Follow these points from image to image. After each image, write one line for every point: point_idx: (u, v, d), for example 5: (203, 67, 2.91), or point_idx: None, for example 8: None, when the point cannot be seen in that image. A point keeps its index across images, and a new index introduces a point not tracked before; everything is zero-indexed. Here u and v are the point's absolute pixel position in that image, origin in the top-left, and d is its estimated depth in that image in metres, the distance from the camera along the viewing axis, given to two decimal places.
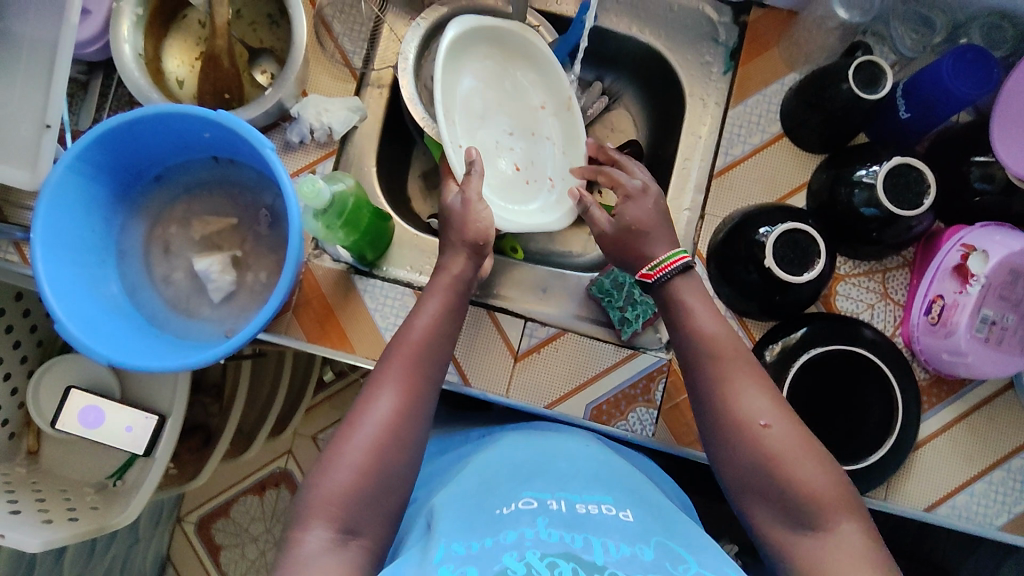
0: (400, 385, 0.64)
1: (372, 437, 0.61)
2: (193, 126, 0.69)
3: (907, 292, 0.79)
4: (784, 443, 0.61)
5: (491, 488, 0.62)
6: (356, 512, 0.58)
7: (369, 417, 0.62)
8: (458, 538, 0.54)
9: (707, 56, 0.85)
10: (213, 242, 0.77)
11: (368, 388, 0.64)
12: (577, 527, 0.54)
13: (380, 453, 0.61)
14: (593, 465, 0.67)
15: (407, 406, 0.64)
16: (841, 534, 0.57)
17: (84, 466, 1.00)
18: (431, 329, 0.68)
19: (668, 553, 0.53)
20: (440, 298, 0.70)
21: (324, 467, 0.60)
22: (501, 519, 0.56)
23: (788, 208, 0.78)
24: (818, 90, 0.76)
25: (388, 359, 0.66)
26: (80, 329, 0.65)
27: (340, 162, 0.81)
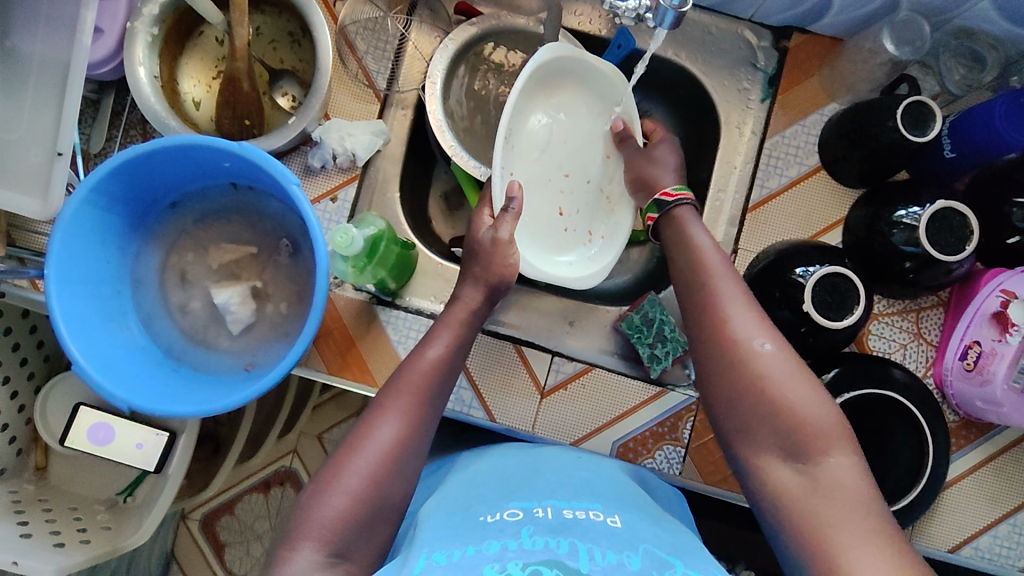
0: (402, 415, 0.61)
1: (372, 464, 0.58)
2: (211, 156, 0.67)
3: (940, 332, 0.78)
4: (782, 376, 0.57)
5: (476, 496, 0.58)
6: (348, 535, 0.55)
7: (375, 442, 0.59)
8: (439, 545, 0.49)
9: (745, 82, 0.84)
10: (231, 271, 0.76)
11: (369, 413, 0.61)
12: (563, 533, 0.50)
13: (385, 481, 0.58)
14: (585, 474, 0.63)
15: (409, 436, 0.60)
16: (830, 466, 0.53)
17: (94, 481, 0.98)
18: (445, 359, 0.66)
19: (655, 560, 0.49)
20: (452, 330, 0.68)
21: (316, 491, 0.56)
22: (484, 527, 0.52)
23: (824, 246, 0.75)
24: (864, 124, 0.74)
25: (394, 386, 0.63)
26: (97, 371, 0.63)
27: (363, 186, 0.78)
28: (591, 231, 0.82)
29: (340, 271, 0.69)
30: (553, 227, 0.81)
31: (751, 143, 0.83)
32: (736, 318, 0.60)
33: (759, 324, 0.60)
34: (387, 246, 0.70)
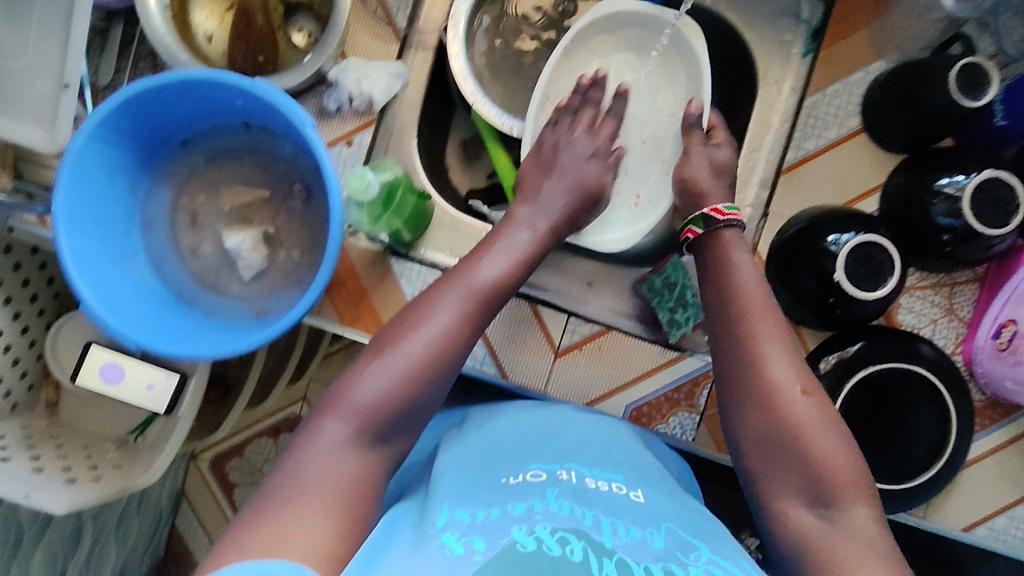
0: (456, 313, 0.59)
1: (414, 357, 0.56)
2: (223, 93, 0.64)
3: (973, 309, 0.75)
4: (812, 423, 0.56)
5: (497, 453, 0.58)
6: (382, 420, 0.54)
7: (423, 334, 0.57)
8: (462, 503, 0.50)
9: (786, 34, 0.80)
10: (243, 216, 0.73)
11: (417, 304, 0.60)
12: (586, 502, 0.51)
13: (426, 380, 0.56)
14: (608, 436, 0.62)
15: (457, 334, 0.58)
16: (851, 514, 0.53)
17: (105, 419, 0.98)
18: (505, 278, 0.63)
19: (679, 539, 0.49)
20: (514, 244, 0.66)
21: (355, 372, 0.56)
22: (506, 488, 0.53)
23: (859, 213, 0.72)
24: (912, 87, 0.70)
25: (449, 282, 0.61)
26: (107, 310, 0.61)
27: (379, 132, 0.74)
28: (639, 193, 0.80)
29: (355, 220, 0.67)
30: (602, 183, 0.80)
31: (789, 103, 0.79)
32: (774, 362, 0.59)
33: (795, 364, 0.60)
34: (403, 195, 0.68)
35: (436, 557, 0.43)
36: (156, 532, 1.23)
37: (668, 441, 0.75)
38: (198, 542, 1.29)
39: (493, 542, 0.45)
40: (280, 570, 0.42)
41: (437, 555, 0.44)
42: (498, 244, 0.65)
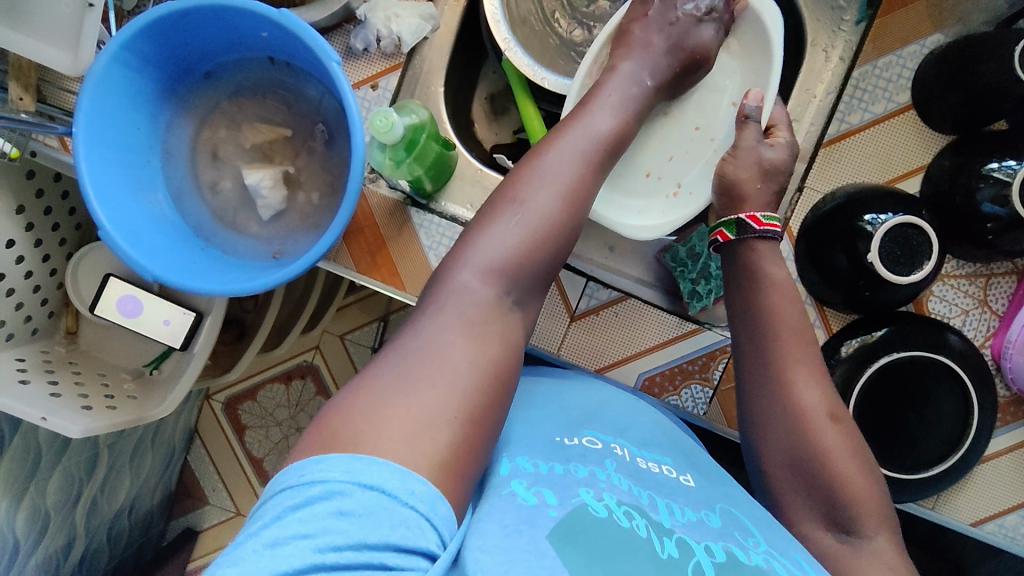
0: (581, 161, 0.57)
1: (543, 205, 0.54)
2: (249, 23, 0.62)
3: (1008, 302, 0.72)
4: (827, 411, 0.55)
5: (550, 415, 0.57)
6: (514, 272, 0.53)
7: (551, 181, 0.55)
8: (524, 456, 0.50)
9: (842, 0, 0.76)
10: (264, 153, 0.73)
11: (535, 155, 0.58)
12: (644, 482, 0.50)
13: (557, 228, 0.55)
14: (651, 420, 0.61)
15: (579, 184, 0.57)
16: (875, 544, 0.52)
17: (122, 351, 1.00)
18: (619, 131, 0.61)
19: (735, 522, 0.49)
20: (626, 101, 0.63)
21: (483, 224, 0.54)
22: (565, 449, 0.51)
23: (899, 193, 0.68)
24: (969, 63, 0.66)
25: (566, 132, 0.59)
26: (126, 240, 0.61)
27: (406, 76, 0.72)
28: (680, 183, 0.72)
29: (376, 162, 0.65)
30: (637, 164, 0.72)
31: (838, 70, 0.76)
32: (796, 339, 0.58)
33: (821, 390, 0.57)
34: (427, 141, 0.66)
35: (509, 511, 0.43)
36: (168, 465, 1.25)
37: (678, 413, 0.74)
38: (208, 478, 1.32)
39: (563, 499, 0.45)
40: (424, 494, 0.39)
41: (510, 505, 0.44)
42: (609, 94, 0.63)
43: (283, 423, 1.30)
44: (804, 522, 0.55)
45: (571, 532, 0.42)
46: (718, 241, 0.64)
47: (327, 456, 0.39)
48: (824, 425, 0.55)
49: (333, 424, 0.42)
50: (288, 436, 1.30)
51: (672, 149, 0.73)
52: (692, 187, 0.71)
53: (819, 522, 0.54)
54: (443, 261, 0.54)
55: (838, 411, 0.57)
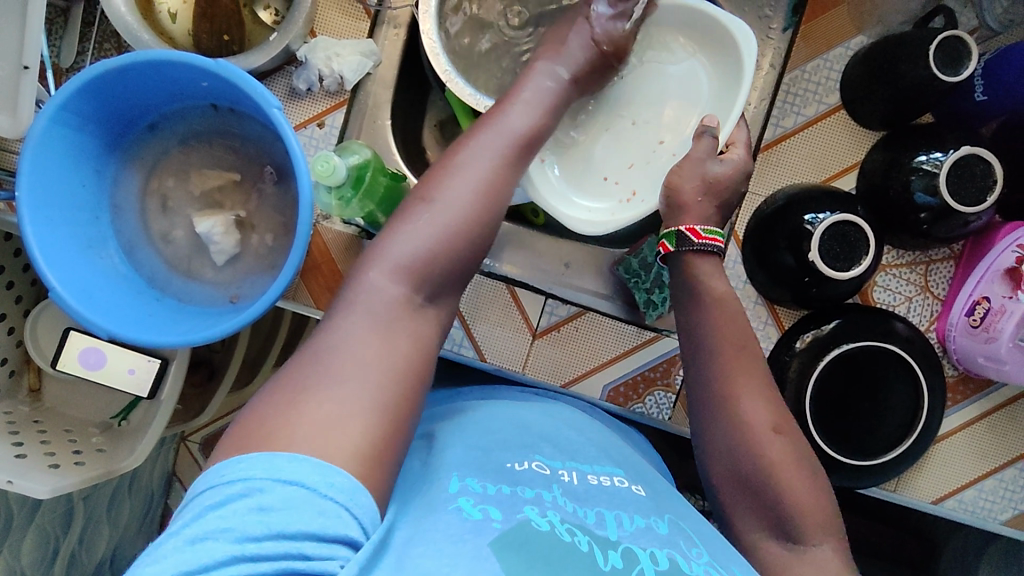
0: (495, 155, 0.57)
1: (454, 208, 0.53)
2: (189, 74, 0.62)
3: (948, 286, 0.75)
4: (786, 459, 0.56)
5: (497, 437, 0.56)
6: (425, 279, 0.52)
7: (465, 182, 0.55)
8: (471, 475, 0.49)
9: (767, 9, 0.79)
10: (214, 200, 0.73)
11: (451, 156, 0.57)
12: (589, 502, 0.50)
13: (467, 234, 0.54)
14: (599, 438, 0.62)
15: (493, 187, 0.56)
16: (816, 552, 0.54)
17: (89, 404, 0.98)
18: (535, 125, 0.61)
19: (680, 532, 0.50)
20: (540, 87, 0.64)
21: (398, 220, 0.53)
22: (512, 472, 0.51)
23: (837, 191, 0.71)
24: (890, 63, 0.69)
25: (480, 131, 0.59)
26: (77, 298, 0.61)
27: (352, 113, 0.74)
28: (636, 191, 0.73)
29: (324, 203, 0.66)
30: (595, 168, 0.75)
31: (769, 77, 0.78)
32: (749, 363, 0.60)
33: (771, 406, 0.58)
34: (373, 177, 0.67)
35: (456, 524, 0.43)
36: (149, 510, 1.23)
37: (645, 420, 0.75)
38: None
39: (510, 515, 0.45)
40: (344, 484, 0.41)
41: (456, 518, 0.44)
42: (526, 93, 0.63)
43: None
44: (764, 521, 0.56)
45: (512, 550, 0.42)
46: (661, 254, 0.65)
47: (246, 455, 0.40)
48: (764, 430, 0.57)
49: (252, 423, 0.43)
50: None
51: (633, 158, 0.74)
52: (644, 193, 0.71)
53: (776, 520, 0.56)
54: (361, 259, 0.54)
55: (781, 423, 0.58)
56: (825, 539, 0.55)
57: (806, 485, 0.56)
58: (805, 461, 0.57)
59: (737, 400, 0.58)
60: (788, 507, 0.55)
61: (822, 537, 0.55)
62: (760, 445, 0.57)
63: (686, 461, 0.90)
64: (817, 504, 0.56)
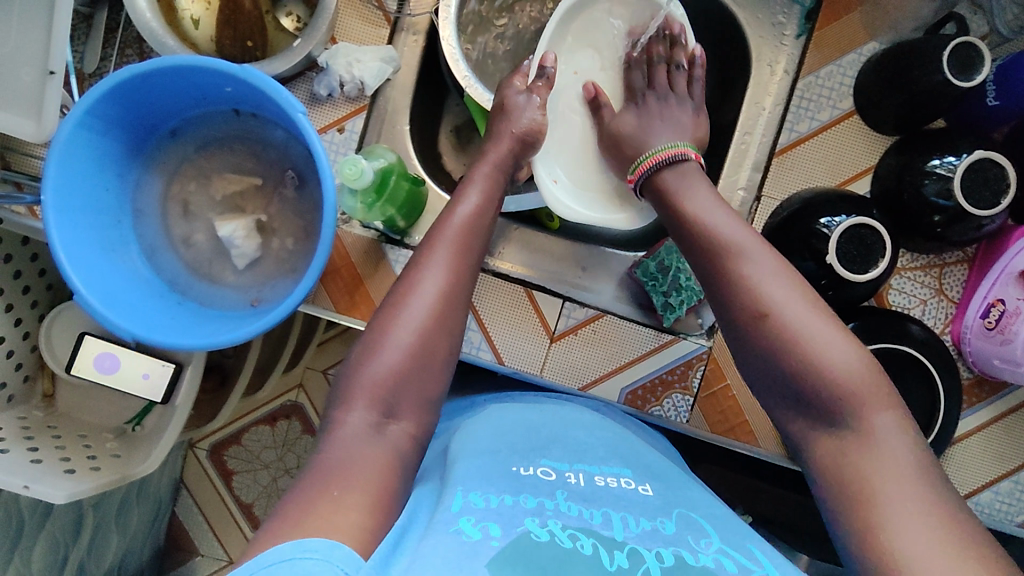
0: (449, 265, 0.59)
1: (422, 318, 0.57)
2: (213, 80, 0.63)
3: (963, 289, 0.76)
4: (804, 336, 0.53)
5: (506, 440, 0.56)
6: (399, 392, 0.54)
7: (422, 303, 0.57)
8: (475, 487, 0.47)
9: (780, 15, 0.79)
10: (235, 204, 0.73)
11: (408, 276, 0.59)
12: (595, 501, 0.48)
13: (431, 352, 0.56)
14: (612, 437, 0.61)
15: (454, 287, 0.59)
16: (873, 431, 0.49)
17: (102, 409, 0.98)
18: (479, 220, 0.64)
19: (689, 526, 0.47)
20: (481, 187, 0.66)
21: (364, 352, 0.56)
22: (518, 479, 0.50)
23: (851, 195, 0.72)
24: (904, 69, 0.70)
25: (432, 241, 0.61)
26: (102, 301, 0.61)
27: (371, 118, 0.74)
28: None
29: (348, 207, 0.66)
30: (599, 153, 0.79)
31: (783, 83, 0.79)
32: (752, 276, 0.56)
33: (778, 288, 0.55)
34: (396, 181, 0.68)
35: (451, 544, 0.40)
36: (158, 518, 1.22)
37: (663, 423, 0.76)
38: (198, 528, 1.29)
39: (508, 529, 0.43)
40: (319, 545, 0.40)
41: (452, 541, 0.41)
42: (471, 193, 0.65)
43: (271, 465, 1.27)
44: None
45: (513, 559, 0.40)
46: (633, 185, 0.71)
47: None
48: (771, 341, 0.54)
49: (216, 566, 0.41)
50: (277, 477, 1.27)
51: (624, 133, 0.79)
52: None
53: None
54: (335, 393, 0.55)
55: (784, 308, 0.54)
56: (879, 408, 0.50)
57: (839, 355, 0.52)
58: (831, 326, 0.53)
59: (735, 286, 0.56)
60: (823, 396, 0.51)
61: (877, 407, 0.50)
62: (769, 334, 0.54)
63: (702, 465, 0.90)
64: (861, 368, 0.51)
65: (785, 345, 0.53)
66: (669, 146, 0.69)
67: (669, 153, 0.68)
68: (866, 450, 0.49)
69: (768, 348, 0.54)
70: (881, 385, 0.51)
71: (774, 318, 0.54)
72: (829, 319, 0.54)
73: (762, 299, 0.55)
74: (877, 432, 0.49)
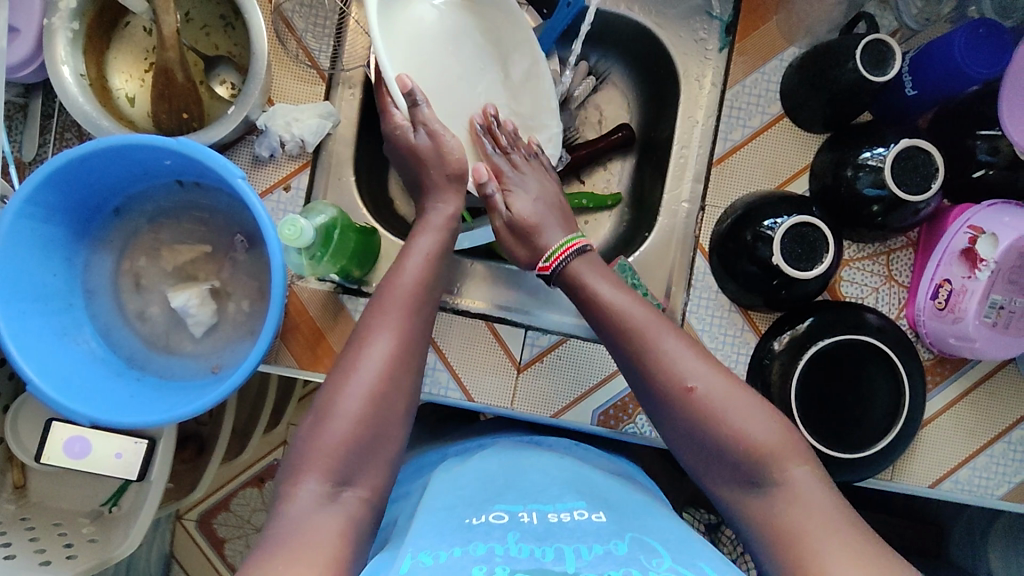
0: (394, 329, 0.60)
1: (370, 382, 0.57)
2: (152, 155, 0.64)
3: (911, 272, 0.78)
4: (726, 404, 0.56)
5: (464, 494, 0.55)
6: (358, 445, 0.55)
7: (363, 376, 0.57)
8: (426, 547, 0.46)
9: (701, 32, 0.83)
10: (187, 273, 0.73)
11: (353, 347, 0.59)
12: (549, 539, 0.48)
13: (377, 424, 0.57)
14: (568, 472, 0.61)
15: (404, 351, 0.60)
16: (791, 481, 0.53)
17: (77, 494, 0.95)
18: (428, 281, 0.64)
19: (642, 547, 0.47)
20: (432, 238, 0.67)
21: (313, 426, 0.56)
22: (471, 529, 0.49)
23: (791, 196, 0.74)
24: (824, 69, 0.72)
25: (378, 305, 0.62)
26: (56, 388, 0.61)
27: (316, 173, 0.76)
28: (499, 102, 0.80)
29: (295, 264, 0.66)
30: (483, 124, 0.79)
31: (711, 96, 0.82)
32: (672, 354, 0.59)
33: (698, 363, 0.58)
34: (342, 234, 0.69)
35: None
36: None
37: (639, 439, 0.76)
38: None
39: None
40: None
41: None
42: (417, 248, 0.66)
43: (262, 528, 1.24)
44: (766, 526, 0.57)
45: None
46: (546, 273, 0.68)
47: None
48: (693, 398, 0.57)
49: None
50: None
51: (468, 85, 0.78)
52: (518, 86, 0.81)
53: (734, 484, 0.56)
54: (292, 456, 0.56)
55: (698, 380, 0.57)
56: (796, 461, 0.54)
57: (755, 426, 0.55)
58: (746, 397, 0.57)
59: (654, 364, 0.59)
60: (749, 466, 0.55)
61: (793, 461, 0.54)
62: (685, 400, 0.57)
63: None
64: (779, 430, 0.56)
65: (707, 419, 0.56)
66: (576, 236, 0.69)
67: (574, 245, 0.68)
68: (790, 504, 0.52)
69: (694, 421, 0.57)
70: (793, 439, 0.56)
71: (698, 392, 0.57)
72: (745, 392, 0.57)
73: (682, 373, 0.58)
74: (796, 485, 0.53)
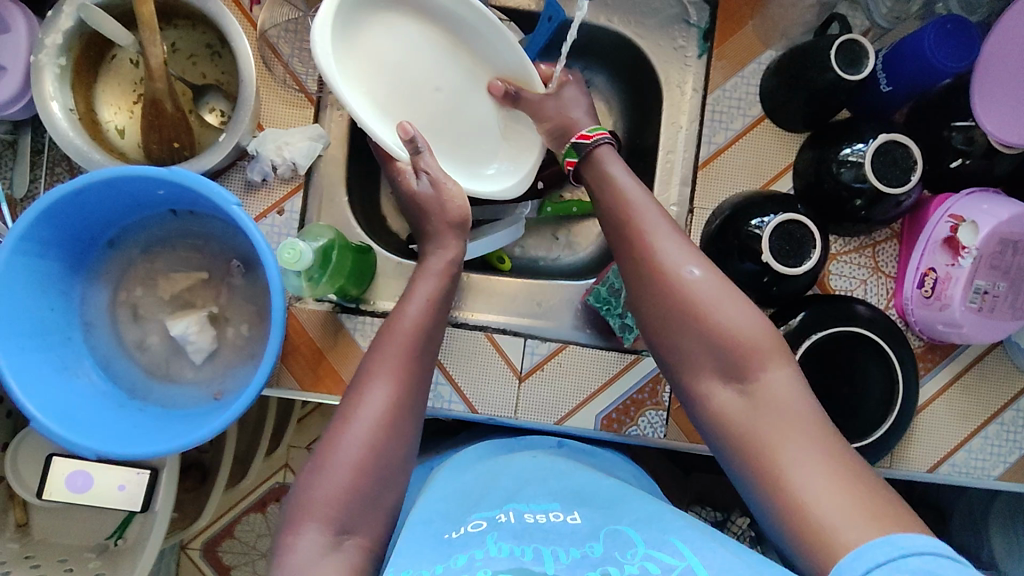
0: (393, 375, 0.59)
1: (370, 429, 0.57)
2: (145, 185, 0.64)
3: (897, 263, 0.80)
4: (713, 297, 0.57)
5: (447, 505, 0.56)
6: (366, 463, 0.56)
7: (361, 423, 0.57)
8: (408, 566, 0.46)
9: (680, 40, 0.85)
10: (185, 300, 0.74)
11: (351, 393, 0.59)
12: (527, 538, 0.49)
13: (377, 471, 0.56)
14: (552, 470, 0.62)
15: (403, 395, 0.59)
16: (767, 380, 0.54)
17: (79, 530, 0.94)
18: (431, 320, 0.63)
19: (615, 540, 0.49)
20: (433, 283, 0.65)
21: (314, 470, 0.56)
22: (450, 543, 0.49)
23: (776, 194, 0.75)
24: (801, 70, 0.74)
25: (379, 347, 0.61)
26: (59, 423, 0.61)
27: (308, 195, 0.76)
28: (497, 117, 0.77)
29: (294, 287, 0.67)
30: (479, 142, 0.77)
31: (693, 101, 0.84)
32: (660, 244, 0.60)
33: (686, 252, 0.59)
34: (339, 254, 0.70)
35: None
36: None
37: (642, 441, 0.77)
38: None
39: None
40: None
41: None
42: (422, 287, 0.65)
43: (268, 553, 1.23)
44: None
45: None
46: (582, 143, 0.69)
47: None
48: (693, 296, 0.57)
49: None
50: None
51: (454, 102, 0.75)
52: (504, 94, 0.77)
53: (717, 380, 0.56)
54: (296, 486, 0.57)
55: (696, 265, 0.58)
56: (776, 362, 0.55)
57: (737, 319, 0.56)
58: (735, 294, 0.57)
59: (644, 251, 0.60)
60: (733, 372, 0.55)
61: (772, 362, 0.55)
62: (675, 287, 0.58)
63: None
64: (761, 330, 0.56)
65: (692, 310, 0.57)
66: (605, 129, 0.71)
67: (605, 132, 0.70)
68: (765, 403, 0.53)
69: (678, 312, 0.57)
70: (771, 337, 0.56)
71: (688, 282, 0.57)
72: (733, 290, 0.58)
73: (678, 264, 0.58)
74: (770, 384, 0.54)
